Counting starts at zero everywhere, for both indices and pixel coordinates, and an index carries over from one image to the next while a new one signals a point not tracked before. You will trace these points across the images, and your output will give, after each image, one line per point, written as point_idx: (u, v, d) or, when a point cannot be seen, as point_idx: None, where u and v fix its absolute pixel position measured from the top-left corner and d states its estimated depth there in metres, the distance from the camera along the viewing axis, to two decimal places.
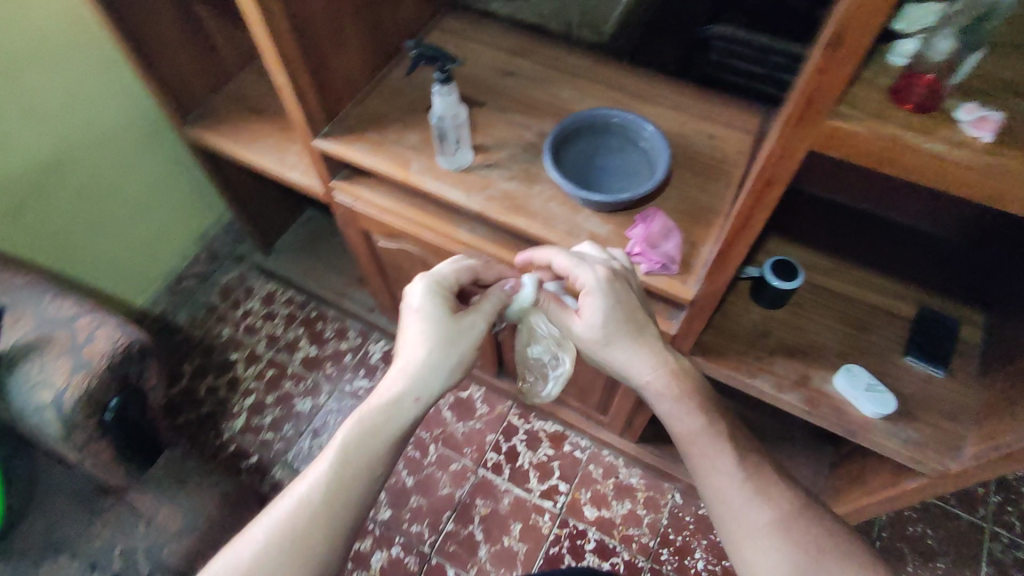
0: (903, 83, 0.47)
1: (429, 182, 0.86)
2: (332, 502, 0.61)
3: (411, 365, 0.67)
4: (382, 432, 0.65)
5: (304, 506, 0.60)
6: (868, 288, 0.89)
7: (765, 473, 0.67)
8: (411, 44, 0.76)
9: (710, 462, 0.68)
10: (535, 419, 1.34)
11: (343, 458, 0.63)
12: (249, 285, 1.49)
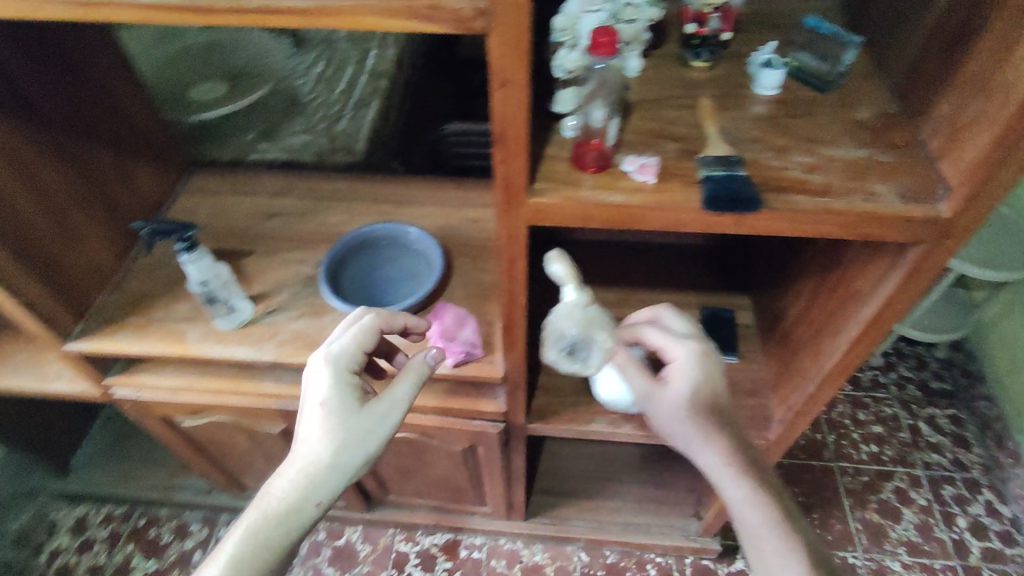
0: (578, 151, 0.55)
1: (213, 348, 0.81)
2: None
3: (310, 462, 0.56)
4: (275, 542, 0.55)
5: None
6: (655, 305, 0.99)
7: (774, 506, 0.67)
8: (140, 225, 0.72)
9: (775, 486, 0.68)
10: (422, 537, 1.27)
11: (231, 572, 0.54)
12: (50, 519, 1.26)
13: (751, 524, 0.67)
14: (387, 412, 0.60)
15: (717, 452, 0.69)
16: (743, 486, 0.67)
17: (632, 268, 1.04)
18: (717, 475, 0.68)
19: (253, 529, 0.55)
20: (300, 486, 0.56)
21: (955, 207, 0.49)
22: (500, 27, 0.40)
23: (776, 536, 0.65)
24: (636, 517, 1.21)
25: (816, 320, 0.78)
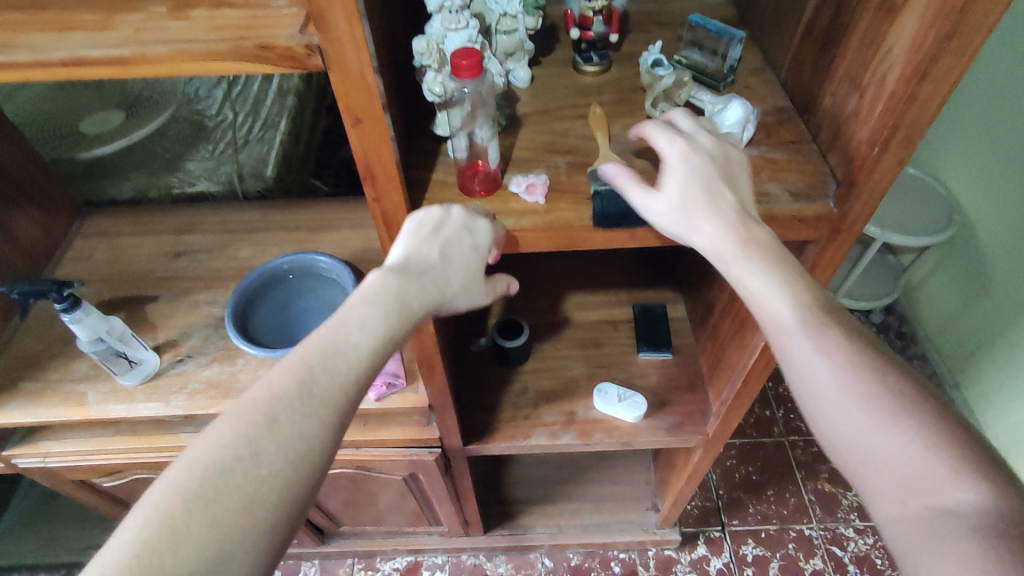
0: (464, 177, 0.52)
1: (115, 409, 0.75)
2: (244, 502, 0.38)
3: (398, 291, 0.47)
4: (330, 400, 0.42)
5: (189, 505, 0.36)
6: (587, 308, 0.98)
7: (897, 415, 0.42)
8: (8, 289, 0.66)
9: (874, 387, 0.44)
10: (382, 563, 1.23)
11: (273, 432, 0.40)
12: None
13: (801, 358, 0.45)
14: (463, 255, 0.49)
15: (713, 215, 0.47)
16: (757, 268, 0.46)
17: (560, 275, 1.02)
18: (703, 232, 0.47)
19: (231, 436, 0.39)
20: (264, 486, 0.39)
21: (843, 202, 0.49)
22: (336, 65, 0.37)
23: (832, 358, 0.44)
24: (595, 517, 1.21)
25: (738, 313, 0.77)
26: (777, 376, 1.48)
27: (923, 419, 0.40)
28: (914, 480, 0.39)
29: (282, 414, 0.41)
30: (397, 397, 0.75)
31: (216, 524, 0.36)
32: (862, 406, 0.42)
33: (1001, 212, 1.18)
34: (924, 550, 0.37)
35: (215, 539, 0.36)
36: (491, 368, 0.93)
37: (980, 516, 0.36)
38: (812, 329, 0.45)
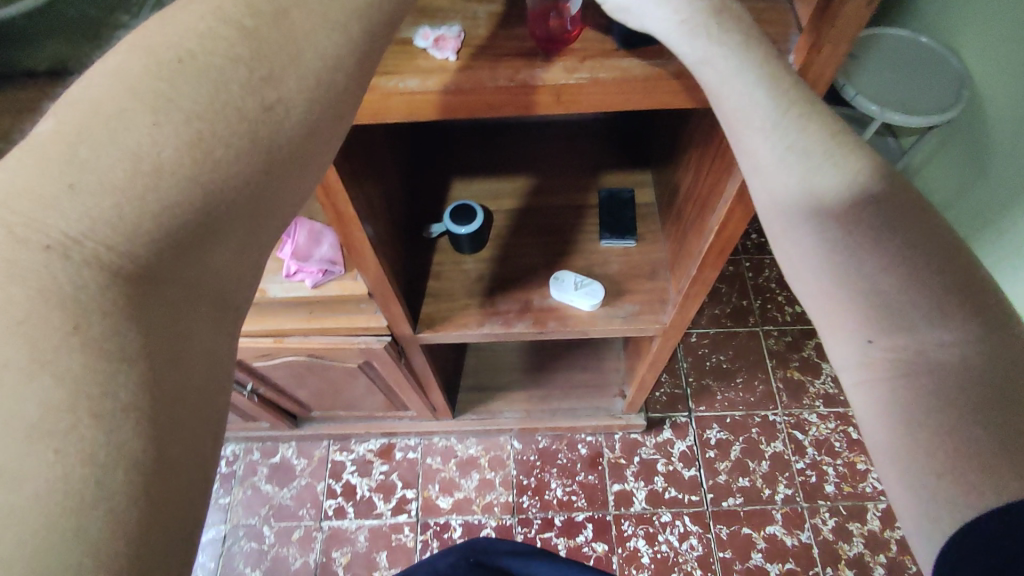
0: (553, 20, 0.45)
1: None
2: (224, 114, 0.32)
3: None
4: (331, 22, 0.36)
5: (146, 98, 0.31)
6: (550, 193, 0.92)
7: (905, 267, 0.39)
8: None
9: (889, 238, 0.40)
10: (357, 445, 1.28)
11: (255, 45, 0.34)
12: None
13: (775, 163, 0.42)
14: None
15: None
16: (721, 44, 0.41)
17: (524, 157, 0.95)
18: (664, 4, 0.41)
19: (200, 38, 0.33)
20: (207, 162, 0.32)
21: (804, 57, 0.43)
22: None
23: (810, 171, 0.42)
24: (563, 403, 1.23)
25: (700, 197, 0.72)
26: (758, 265, 1.45)
27: (901, 251, 0.39)
28: (888, 312, 0.39)
29: (250, 76, 0.33)
30: (335, 285, 0.71)
31: (150, 185, 0.30)
32: (839, 240, 0.41)
33: (1015, 83, 1.07)
34: (875, 384, 0.40)
35: (144, 201, 0.30)
36: (448, 257, 0.89)
37: (958, 359, 0.37)
38: (789, 132, 0.41)
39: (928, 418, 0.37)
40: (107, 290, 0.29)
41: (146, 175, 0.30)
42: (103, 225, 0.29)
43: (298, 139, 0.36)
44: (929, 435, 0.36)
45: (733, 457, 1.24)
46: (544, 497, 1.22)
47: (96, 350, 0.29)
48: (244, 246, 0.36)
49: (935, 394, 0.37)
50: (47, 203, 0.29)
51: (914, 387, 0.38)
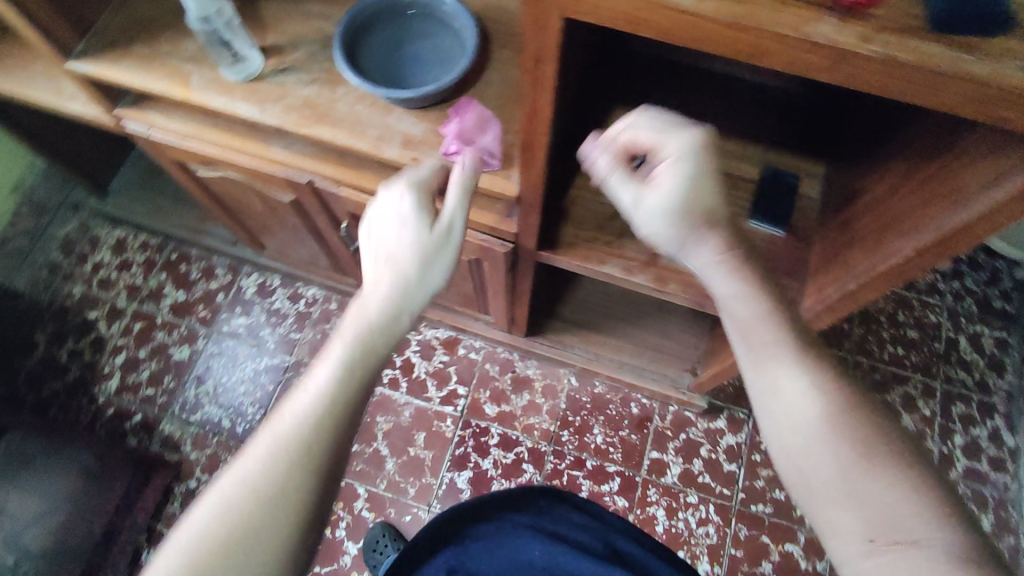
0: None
1: (215, 100, 0.73)
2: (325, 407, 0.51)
3: None
4: (417, 274, 0.57)
5: (303, 418, 0.50)
6: (712, 152, 0.86)
7: (850, 419, 0.52)
8: None
9: (835, 397, 0.52)
10: (426, 328, 1.32)
11: (370, 319, 0.55)
12: (93, 235, 1.39)
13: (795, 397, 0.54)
14: None
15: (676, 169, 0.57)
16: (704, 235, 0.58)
17: (701, 107, 0.87)
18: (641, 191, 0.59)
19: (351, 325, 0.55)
20: (388, 314, 0.56)
21: None
22: None
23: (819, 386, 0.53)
24: (632, 360, 1.22)
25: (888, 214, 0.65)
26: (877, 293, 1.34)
27: (840, 404, 0.52)
28: (851, 463, 0.50)
29: (356, 373, 0.53)
30: (486, 177, 0.70)
31: (358, 353, 0.54)
32: (809, 410, 0.53)
33: None
34: (860, 516, 0.49)
35: (349, 373, 0.53)
36: (588, 184, 0.86)
37: (910, 491, 0.48)
38: (753, 312, 0.57)
39: (907, 541, 0.47)
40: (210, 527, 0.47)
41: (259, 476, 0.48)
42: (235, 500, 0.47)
43: (392, 315, 0.56)
44: (921, 561, 0.45)
45: (777, 469, 1.22)
46: (583, 439, 1.24)
47: (310, 447, 0.50)
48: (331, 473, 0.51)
49: (924, 572, 0.45)
50: (222, 523, 0.47)
51: (879, 513, 0.48)
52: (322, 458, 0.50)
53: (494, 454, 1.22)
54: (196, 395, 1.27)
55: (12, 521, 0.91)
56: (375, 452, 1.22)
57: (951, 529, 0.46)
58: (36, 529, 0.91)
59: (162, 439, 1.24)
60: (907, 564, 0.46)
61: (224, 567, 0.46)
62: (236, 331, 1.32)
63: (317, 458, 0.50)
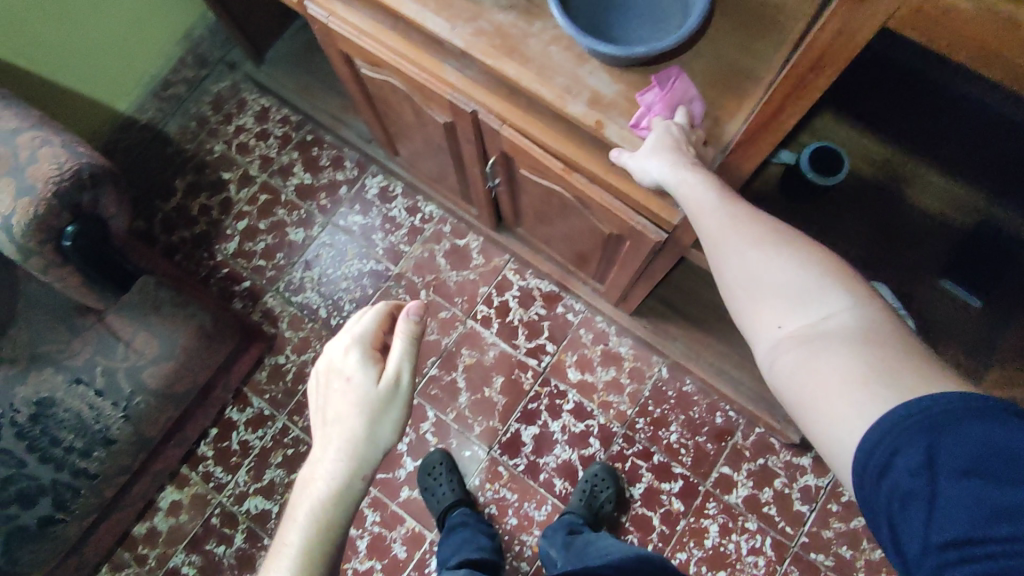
0: None
1: (406, 5, 0.69)
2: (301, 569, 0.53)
3: None
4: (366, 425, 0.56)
5: None
6: (922, 188, 0.74)
7: (788, 264, 0.47)
8: None
9: (778, 252, 0.48)
10: (531, 277, 1.28)
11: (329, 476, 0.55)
12: (242, 98, 1.43)
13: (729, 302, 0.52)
14: None
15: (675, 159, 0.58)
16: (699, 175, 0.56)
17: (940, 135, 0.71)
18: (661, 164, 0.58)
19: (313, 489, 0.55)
20: (359, 455, 0.56)
21: None
22: None
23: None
24: (734, 372, 1.14)
25: None
26: None
27: (783, 254, 0.48)
28: (797, 307, 0.46)
29: (332, 526, 0.55)
30: None
31: (332, 494, 0.55)
32: (753, 271, 0.48)
33: None
34: (809, 374, 0.43)
35: (327, 508, 0.54)
36: (767, 188, 0.76)
37: (849, 330, 0.43)
38: (728, 216, 0.52)
39: (851, 393, 0.41)
40: None
41: None
42: None
43: (363, 454, 0.56)
44: (862, 403, 0.40)
45: (852, 526, 1.13)
46: (657, 432, 1.20)
47: (311, 556, 0.53)
48: None
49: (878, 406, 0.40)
50: None
51: (827, 373, 0.42)
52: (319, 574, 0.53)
53: (565, 420, 1.21)
54: (302, 279, 1.32)
55: (136, 357, 0.94)
56: (451, 382, 1.24)
57: (901, 368, 0.41)
58: (155, 369, 0.96)
59: (264, 311, 1.30)
60: (848, 413, 0.41)
61: None
62: (350, 227, 1.34)
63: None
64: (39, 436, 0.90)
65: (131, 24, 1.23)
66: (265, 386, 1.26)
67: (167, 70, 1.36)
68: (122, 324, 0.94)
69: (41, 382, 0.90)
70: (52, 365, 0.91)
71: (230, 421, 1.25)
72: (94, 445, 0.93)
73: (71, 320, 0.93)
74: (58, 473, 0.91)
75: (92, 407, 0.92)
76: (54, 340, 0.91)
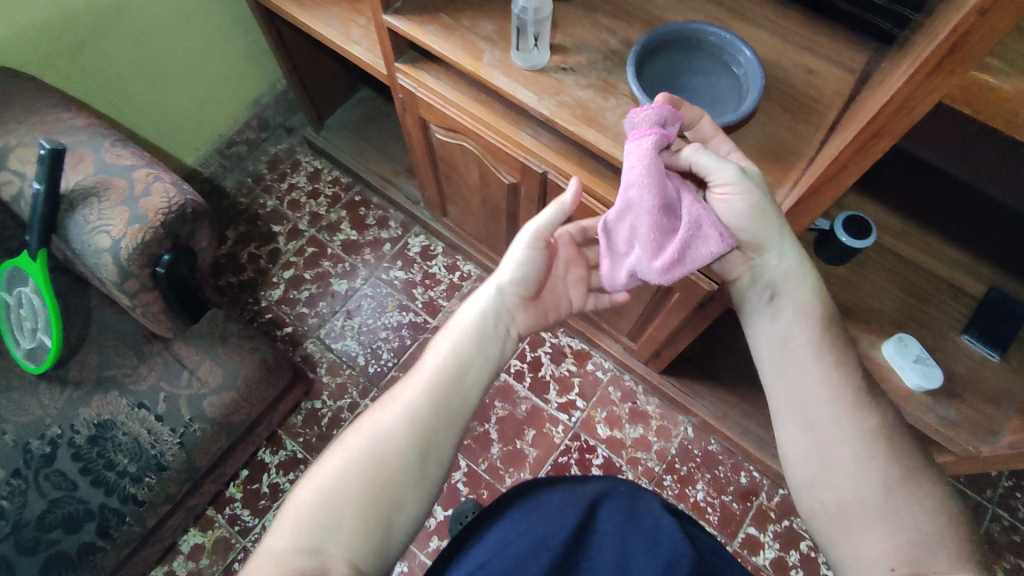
0: None
1: (499, 79, 0.80)
2: (429, 394, 0.60)
3: None
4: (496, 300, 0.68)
5: (404, 405, 0.60)
6: (935, 256, 0.85)
7: (904, 491, 0.57)
8: None
9: (904, 489, 0.56)
10: (562, 334, 1.36)
11: (460, 334, 0.65)
12: (297, 160, 1.55)
13: (820, 374, 0.61)
14: None
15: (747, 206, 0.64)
16: (799, 319, 0.63)
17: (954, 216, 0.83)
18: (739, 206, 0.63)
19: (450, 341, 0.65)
20: (478, 324, 0.66)
21: None
22: None
23: (774, 370, 0.63)
24: (758, 431, 1.20)
25: None
26: None
27: (900, 480, 0.57)
28: (908, 547, 0.54)
29: (454, 374, 0.62)
30: None
31: (451, 356, 0.63)
32: (877, 489, 0.57)
33: None
34: None
35: (444, 367, 0.62)
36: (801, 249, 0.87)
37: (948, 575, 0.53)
38: (842, 407, 0.59)
39: None
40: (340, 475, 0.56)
41: (372, 447, 0.57)
42: (361, 458, 0.57)
43: (487, 319, 0.67)
44: None
45: None
46: (684, 490, 1.23)
47: (427, 392, 0.61)
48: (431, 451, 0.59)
49: None
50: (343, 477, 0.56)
51: None
52: (427, 419, 0.59)
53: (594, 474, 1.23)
54: (342, 327, 1.37)
55: (199, 385, 0.99)
56: (484, 433, 1.27)
57: None
58: (216, 398, 0.99)
59: (304, 355, 1.34)
60: None
61: (350, 516, 0.54)
62: (392, 281, 1.42)
63: (425, 433, 0.59)
64: (95, 458, 0.93)
65: (211, 89, 1.36)
66: (299, 429, 1.28)
67: (233, 131, 1.48)
68: (191, 354, 1.00)
69: (104, 405, 0.95)
70: (117, 389, 0.96)
71: (263, 463, 1.26)
72: (146, 470, 0.95)
73: (140, 348, 0.99)
74: (107, 497, 0.92)
75: (151, 431, 0.95)
76: (122, 365, 0.97)
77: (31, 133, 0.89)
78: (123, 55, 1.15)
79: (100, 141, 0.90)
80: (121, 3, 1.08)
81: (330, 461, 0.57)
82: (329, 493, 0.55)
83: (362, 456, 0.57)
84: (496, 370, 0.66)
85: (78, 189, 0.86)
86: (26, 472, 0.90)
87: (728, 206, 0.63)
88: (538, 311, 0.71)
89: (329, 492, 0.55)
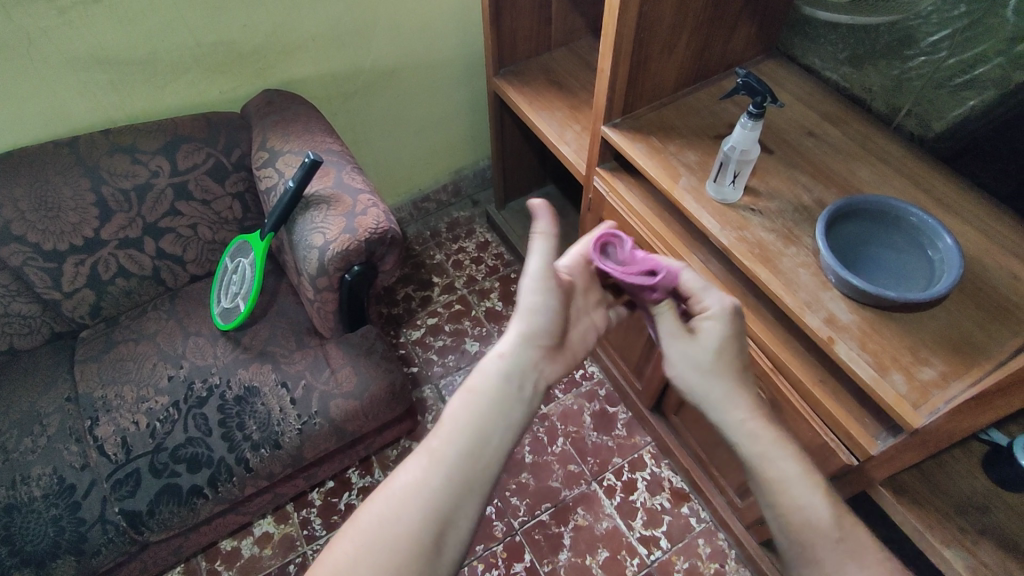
0: None
1: (689, 201, 0.87)
2: (449, 457, 0.60)
3: None
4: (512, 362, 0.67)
5: (427, 468, 0.60)
6: None
7: None
8: (739, 72, 0.81)
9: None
10: (665, 466, 1.31)
11: (476, 397, 0.64)
12: (473, 228, 1.72)
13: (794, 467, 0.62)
14: None
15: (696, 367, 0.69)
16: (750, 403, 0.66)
17: None
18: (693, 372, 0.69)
19: (465, 408, 0.63)
20: (501, 388, 0.65)
21: None
22: None
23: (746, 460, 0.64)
24: None
25: None
26: None
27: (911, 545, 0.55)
28: None
29: (472, 433, 0.62)
30: (892, 394, 0.68)
31: (470, 427, 0.62)
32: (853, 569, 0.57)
33: None
34: None
35: (459, 436, 0.61)
36: (965, 460, 0.80)
37: None
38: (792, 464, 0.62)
39: None
40: (364, 540, 0.56)
41: (392, 512, 0.57)
42: (385, 528, 0.56)
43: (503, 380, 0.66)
44: None
45: None
46: None
47: (446, 455, 0.60)
48: (450, 508, 0.58)
49: None
50: (367, 548, 0.55)
51: None
52: (444, 497, 0.58)
53: None
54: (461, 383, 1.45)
55: (334, 385, 1.08)
56: (558, 535, 1.23)
57: None
58: (342, 402, 1.07)
59: (419, 397, 1.43)
60: None
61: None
62: None
63: (442, 497, 0.58)
64: (234, 415, 1.05)
65: (430, 151, 1.59)
66: (390, 463, 1.34)
67: (432, 189, 1.70)
68: (337, 356, 1.12)
69: (257, 373, 1.08)
70: (272, 365, 1.10)
71: (348, 481, 1.32)
72: (265, 442, 1.04)
73: (302, 338, 1.13)
74: (228, 453, 1.02)
75: (282, 410, 1.06)
76: (284, 346, 1.12)
77: (299, 146, 1.11)
78: (380, 108, 1.40)
79: (344, 164, 1.10)
80: (394, 70, 1.34)
81: (342, 543, 0.56)
82: (360, 558, 0.55)
83: (374, 539, 0.56)
84: (522, 429, 0.65)
85: (319, 195, 1.05)
86: (181, 406, 1.05)
87: (682, 372, 0.70)
88: (561, 359, 0.71)
89: (357, 560, 0.54)
